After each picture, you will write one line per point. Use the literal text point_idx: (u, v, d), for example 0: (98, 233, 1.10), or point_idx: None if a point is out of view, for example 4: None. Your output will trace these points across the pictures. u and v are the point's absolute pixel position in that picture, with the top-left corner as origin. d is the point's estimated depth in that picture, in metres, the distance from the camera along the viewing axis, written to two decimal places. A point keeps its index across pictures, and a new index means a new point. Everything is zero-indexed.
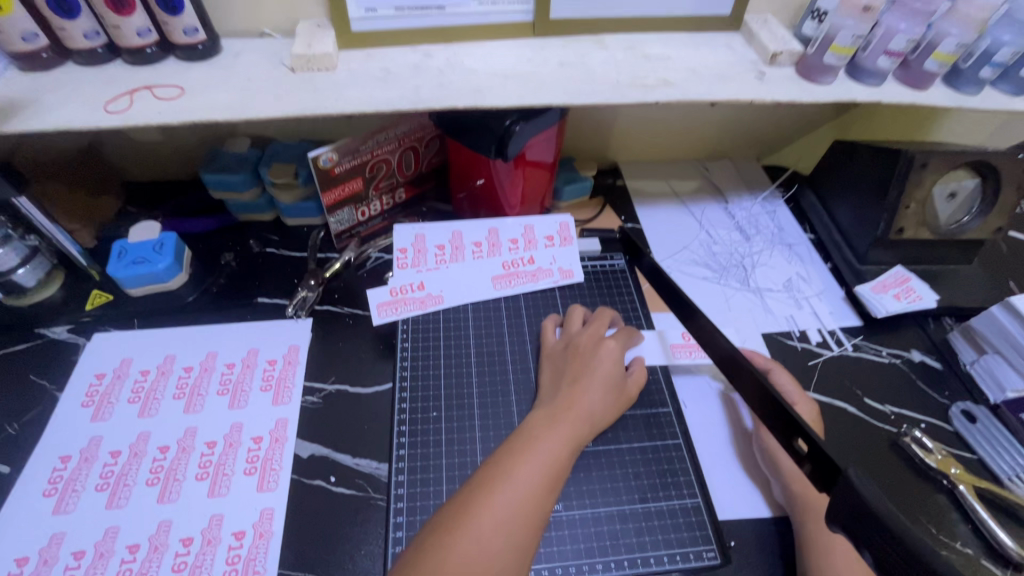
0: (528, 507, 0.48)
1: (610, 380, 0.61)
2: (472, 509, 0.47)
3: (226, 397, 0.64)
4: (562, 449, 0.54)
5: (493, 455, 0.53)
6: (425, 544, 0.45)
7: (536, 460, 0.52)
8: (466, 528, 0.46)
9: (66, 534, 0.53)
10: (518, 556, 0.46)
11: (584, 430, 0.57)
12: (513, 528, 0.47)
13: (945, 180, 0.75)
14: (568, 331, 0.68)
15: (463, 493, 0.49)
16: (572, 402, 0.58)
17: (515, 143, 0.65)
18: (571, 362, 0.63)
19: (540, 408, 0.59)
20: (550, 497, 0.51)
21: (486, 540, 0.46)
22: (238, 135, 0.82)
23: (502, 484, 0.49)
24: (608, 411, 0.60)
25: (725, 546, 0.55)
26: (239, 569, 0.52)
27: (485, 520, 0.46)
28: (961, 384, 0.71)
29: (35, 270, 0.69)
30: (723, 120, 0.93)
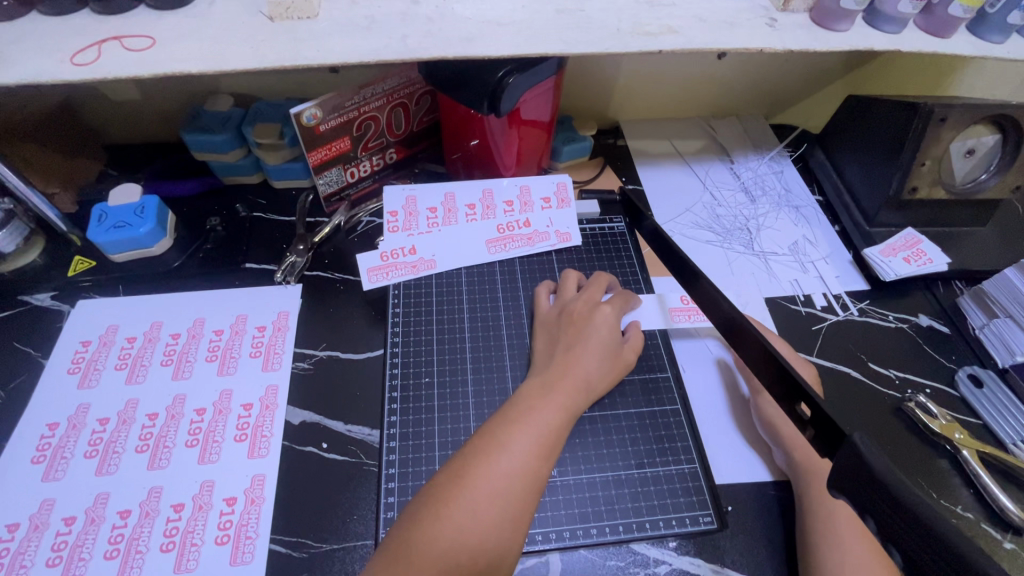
0: (524, 475, 0.48)
1: (606, 346, 0.59)
2: (466, 479, 0.46)
3: (215, 364, 0.62)
4: (559, 416, 0.53)
5: (488, 423, 0.52)
6: (419, 514, 0.45)
7: (532, 428, 0.51)
8: (461, 498, 0.45)
9: (56, 500, 0.53)
10: (514, 524, 0.46)
11: (580, 396, 0.55)
12: (509, 498, 0.46)
13: (963, 135, 0.70)
14: (563, 297, 0.65)
15: (457, 463, 0.48)
16: (568, 368, 0.57)
17: (508, 97, 0.61)
18: (566, 328, 0.61)
19: (535, 375, 0.57)
20: (547, 464, 0.50)
21: (481, 509, 0.45)
22: (220, 93, 0.78)
23: (496, 453, 0.48)
24: (604, 377, 0.58)
25: (722, 511, 0.54)
26: (231, 534, 0.52)
27: (479, 490, 0.46)
28: (968, 348, 0.69)
29: (12, 235, 0.66)
30: (729, 74, 0.88)
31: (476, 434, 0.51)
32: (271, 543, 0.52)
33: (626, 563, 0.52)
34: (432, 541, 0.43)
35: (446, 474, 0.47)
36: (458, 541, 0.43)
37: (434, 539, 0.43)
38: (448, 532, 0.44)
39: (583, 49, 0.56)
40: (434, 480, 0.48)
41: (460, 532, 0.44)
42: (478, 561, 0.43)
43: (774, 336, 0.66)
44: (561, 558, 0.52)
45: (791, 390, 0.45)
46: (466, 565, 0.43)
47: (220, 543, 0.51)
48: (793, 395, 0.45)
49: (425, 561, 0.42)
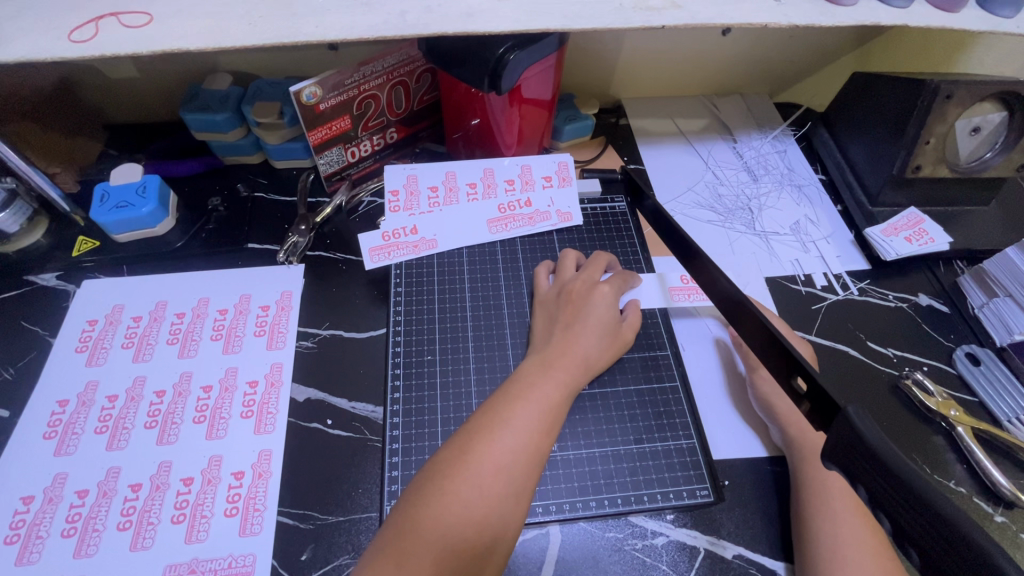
0: (527, 450, 0.49)
1: (605, 324, 0.60)
2: (470, 454, 0.47)
3: (220, 342, 0.63)
4: (559, 392, 0.54)
5: (490, 400, 0.53)
6: (425, 489, 0.46)
7: (533, 404, 0.52)
8: (465, 473, 0.46)
9: (69, 474, 0.54)
10: (518, 497, 0.47)
11: (580, 373, 0.56)
12: (513, 472, 0.47)
13: (969, 113, 0.69)
14: (561, 277, 0.65)
15: (460, 439, 0.49)
16: (568, 346, 0.57)
17: (509, 75, 0.60)
18: (566, 306, 0.61)
19: (535, 354, 0.58)
20: (548, 439, 0.51)
21: (485, 483, 0.46)
22: (219, 71, 0.77)
23: (499, 429, 0.49)
24: (603, 354, 0.59)
25: (718, 485, 0.55)
26: (240, 507, 0.53)
27: (483, 465, 0.47)
28: (967, 327, 0.70)
29: (15, 215, 0.66)
30: (734, 50, 0.87)
31: (478, 410, 0.52)
32: (279, 515, 0.53)
33: (625, 534, 0.53)
34: (439, 515, 0.44)
35: (450, 450, 0.48)
36: (464, 515, 0.45)
37: (440, 513, 0.44)
38: (454, 507, 0.45)
39: (585, 24, 0.55)
40: (438, 456, 0.49)
41: (465, 506, 0.45)
42: (484, 533, 0.45)
43: (773, 314, 0.66)
44: (560, 529, 0.53)
45: (788, 363, 0.45)
46: (472, 537, 0.44)
47: (229, 515, 0.53)
48: (789, 369, 0.45)
49: (432, 533, 0.43)
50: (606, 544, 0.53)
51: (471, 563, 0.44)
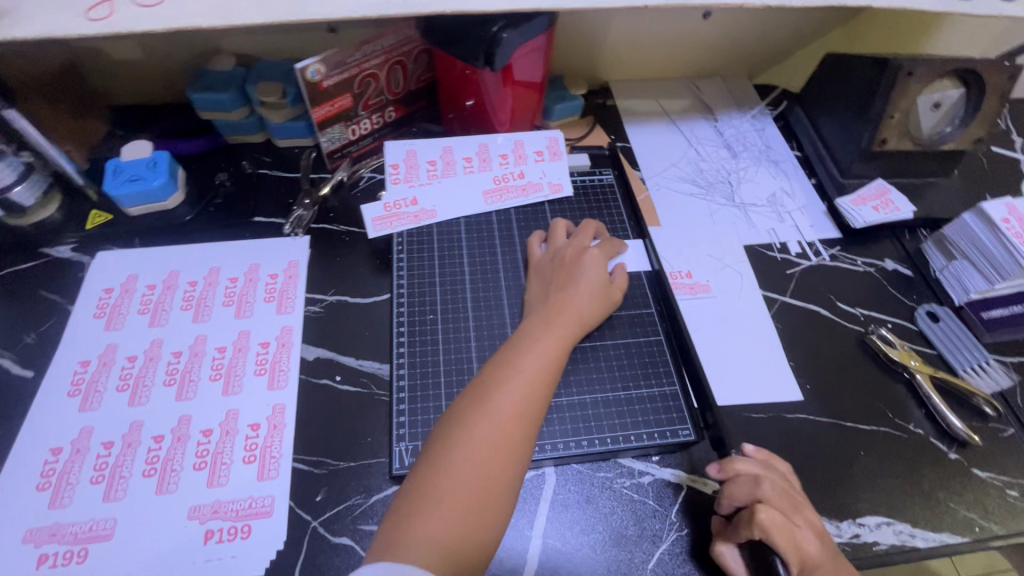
0: (538, 393, 0.52)
1: (597, 286, 0.64)
2: (490, 400, 0.50)
3: (231, 307, 0.67)
4: (560, 346, 0.57)
5: (497, 355, 0.56)
6: (451, 434, 0.48)
7: (539, 355, 0.55)
8: (486, 417, 0.49)
9: (94, 427, 0.58)
10: (531, 439, 0.50)
11: (577, 328, 0.61)
12: (529, 414, 0.51)
13: (929, 90, 0.75)
14: (553, 245, 0.69)
15: (476, 389, 0.52)
16: (564, 306, 0.61)
17: (502, 53, 0.64)
18: (559, 271, 0.66)
19: (532, 315, 0.62)
20: (555, 384, 0.55)
21: (505, 426, 0.49)
22: (222, 53, 0.80)
23: (512, 378, 0.52)
24: (596, 311, 0.63)
25: (699, 426, 0.60)
26: (257, 454, 0.57)
27: (502, 410, 0.50)
28: (929, 289, 0.75)
29: (32, 189, 0.69)
30: (714, 33, 0.92)
31: (489, 364, 0.55)
32: (294, 461, 0.58)
33: (614, 474, 0.58)
34: (465, 456, 0.47)
35: (468, 398, 0.51)
36: (490, 454, 0.48)
37: (468, 454, 0.47)
38: (479, 448, 0.47)
39: (573, 3, 0.59)
40: (457, 405, 0.51)
41: (490, 446, 0.48)
42: (507, 471, 0.48)
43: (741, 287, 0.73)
44: (555, 470, 0.58)
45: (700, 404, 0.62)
46: (496, 474, 0.47)
47: (248, 462, 0.57)
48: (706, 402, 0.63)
49: (462, 473, 0.46)
50: (597, 483, 0.58)
51: (497, 499, 0.47)
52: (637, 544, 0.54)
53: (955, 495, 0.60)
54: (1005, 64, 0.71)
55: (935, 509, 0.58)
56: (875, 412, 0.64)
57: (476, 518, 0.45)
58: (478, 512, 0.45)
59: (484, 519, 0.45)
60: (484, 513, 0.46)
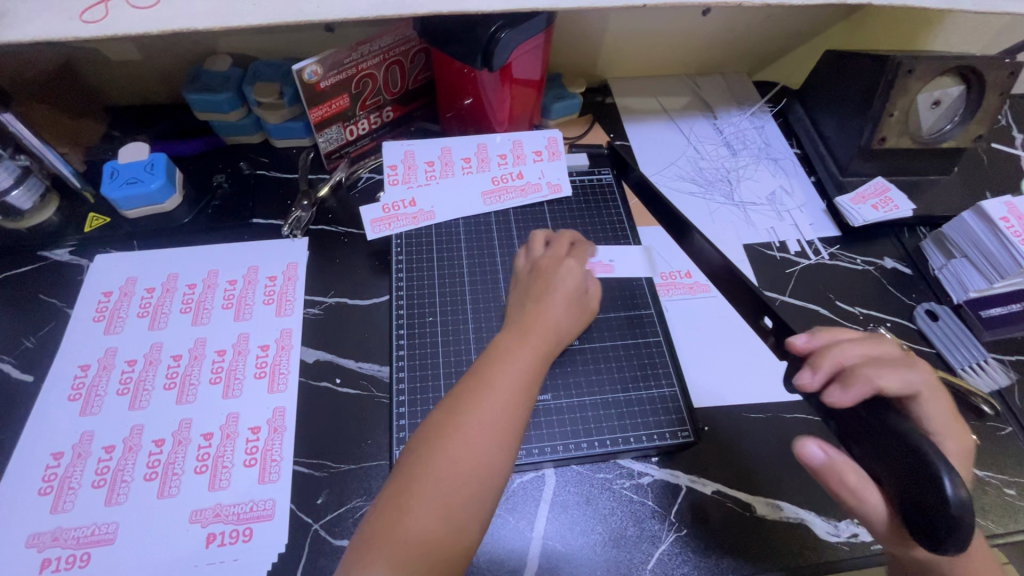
0: (514, 407, 0.51)
1: (574, 293, 0.63)
2: (462, 418, 0.49)
3: (231, 311, 0.67)
4: (537, 356, 0.56)
5: (471, 368, 0.55)
6: (421, 453, 0.48)
7: (514, 368, 0.54)
8: (454, 439, 0.48)
9: (95, 432, 0.58)
10: (501, 457, 0.49)
11: (555, 338, 0.60)
12: (503, 430, 0.50)
13: (929, 87, 0.75)
14: (531, 253, 0.68)
15: (447, 407, 0.51)
16: (541, 315, 0.60)
17: (500, 53, 0.64)
18: (536, 281, 0.64)
19: (510, 324, 0.60)
20: (532, 396, 0.54)
21: (474, 447, 0.48)
22: (219, 53, 0.80)
23: (483, 394, 0.51)
24: (573, 320, 0.63)
25: (698, 427, 0.60)
26: (258, 458, 0.57)
27: (472, 431, 0.48)
28: (928, 288, 0.75)
29: (29, 192, 0.69)
30: (714, 30, 0.91)
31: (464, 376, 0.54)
32: (295, 464, 0.58)
33: (614, 475, 0.59)
34: (431, 480, 0.46)
35: (441, 415, 0.50)
36: (462, 473, 0.47)
37: (439, 474, 0.47)
38: (446, 472, 0.47)
39: (572, 3, 0.59)
40: (427, 426, 0.50)
41: (462, 465, 0.47)
42: (475, 492, 0.47)
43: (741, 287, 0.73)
44: (555, 472, 0.58)
45: (757, 305, 0.57)
46: (465, 497, 0.47)
47: (248, 465, 0.57)
48: (758, 312, 0.58)
49: (433, 492, 0.46)
50: (597, 484, 0.58)
51: (466, 522, 0.46)
52: (637, 545, 0.55)
53: None
54: (1005, 62, 0.71)
55: None
56: None
57: (443, 543, 0.45)
58: (445, 538, 0.45)
59: (452, 544, 0.45)
60: (453, 537, 0.45)
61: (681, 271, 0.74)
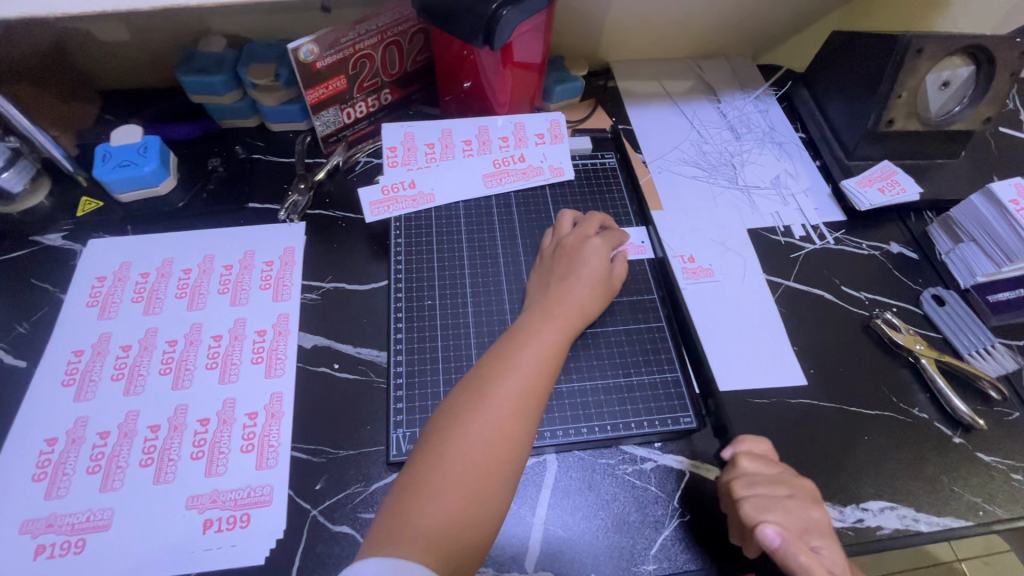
0: (536, 388, 0.52)
1: (598, 275, 0.63)
2: (485, 396, 0.50)
3: (227, 295, 0.66)
4: (559, 337, 0.57)
5: (494, 347, 0.55)
6: (445, 430, 0.48)
7: (539, 348, 0.54)
8: (482, 412, 0.49)
9: (89, 418, 0.57)
10: (526, 434, 0.50)
11: (577, 321, 0.59)
12: (525, 409, 0.50)
13: (938, 67, 0.73)
14: (558, 234, 0.68)
15: (473, 382, 0.51)
16: (564, 296, 0.60)
17: (502, 31, 0.62)
18: (561, 260, 0.64)
19: (534, 304, 0.61)
20: (553, 377, 0.54)
21: (501, 423, 0.49)
22: (213, 35, 0.78)
23: (508, 372, 0.52)
24: (596, 302, 0.62)
25: (701, 413, 0.60)
26: (255, 444, 0.57)
27: (499, 405, 0.49)
28: (935, 272, 0.74)
29: (19, 174, 0.68)
30: (718, 11, 0.89)
31: (486, 356, 0.55)
32: (292, 449, 0.57)
33: (616, 460, 0.58)
34: (460, 451, 0.47)
35: (464, 393, 0.51)
36: (484, 451, 0.47)
37: (462, 451, 0.47)
38: (473, 444, 0.47)
39: None
40: (455, 399, 0.51)
41: (484, 443, 0.47)
42: (499, 467, 0.47)
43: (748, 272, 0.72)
44: (556, 457, 0.58)
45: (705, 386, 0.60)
46: (491, 471, 0.47)
47: (247, 450, 0.56)
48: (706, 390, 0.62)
49: (456, 468, 0.46)
50: (599, 469, 0.57)
51: (489, 498, 0.46)
52: (639, 531, 0.54)
53: (960, 479, 0.59)
54: (1017, 41, 0.69)
55: (939, 492, 0.58)
56: (879, 397, 0.64)
57: (467, 517, 0.45)
58: (472, 509, 0.45)
59: (477, 518, 0.45)
60: (479, 511, 0.46)
61: (684, 255, 0.73)
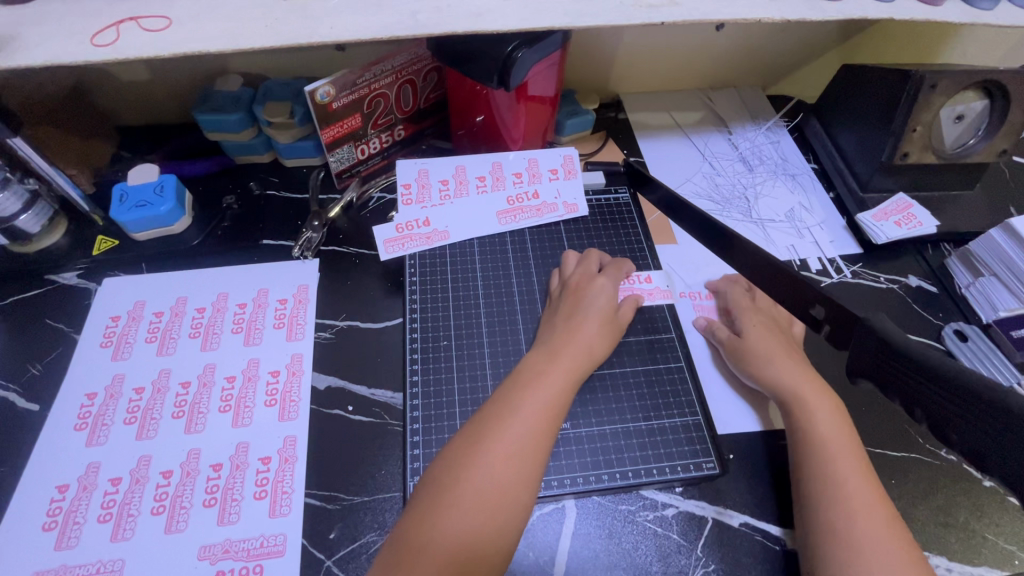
0: (536, 434, 0.51)
1: (605, 315, 0.62)
2: (481, 444, 0.49)
3: (241, 335, 0.65)
4: (564, 381, 0.56)
5: (497, 392, 0.55)
6: (440, 479, 0.48)
7: (542, 393, 0.53)
8: (477, 461, 0.48)
9: (101, 463, 0.56)
10: (528, 483, 0.48)
11: (584, 363, 0.58)
12: (523, 457, 0.49)
13: (952, 101, 0.72)
14: (563, 273, 0.69)
15: (472, 429, 0.51)
16: (571, 337, 0.60)
17: (517, 72, 0.62)
18: (568, 298, 0.64)
19: (540, 345, 0.60)
20: (557, 422, 0.53)
21: (496, 470, 0.48)
22: (229, 74, 0.79)
23: (508, 418, 0.51)
24: (605, 342, 0.61)
25: (723, 458, 0.58)
26: (269, 490, 0.55)
27: (495, 453, 0.48)
28: (955, 306, 0.73)
29: (39, 216, 0.68)
30: (728, 45, 0.90)
31: (489, 401, 0.54)
32: (306, 496, 0.56)
33: (637, 507, 0.56)
34: (459, 501, 0.46)
35: (462, 440, 0.50)
36: (477, 501, 0.46)
37: (455, 501, 0.46)
38: (472, 493, 0.46)
39: (588, 21, 0.57)
40: (452, 446, 0.50)
41: (478, 492, 0.46)
42: (500, 517, 0.46)
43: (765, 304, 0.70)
44: (575, 503, 0.56)
45: (807, 296, 0.54)
46: (491, 522, 0.46)
47: (259, 497, 0.55)
48: (807, 302, 0.54)
49: (446, 520, 0.45)
50: (620, 516, 0.56)
51: (488, 550, 0.45)
52: None
53: (992, 525, 0.57)
54: None
55: (971, 541, 0.56)
56: (906, 438, 0.62)
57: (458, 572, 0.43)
58: (463, 563, 0.44)
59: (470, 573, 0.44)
60: (471, 565, 0.44)
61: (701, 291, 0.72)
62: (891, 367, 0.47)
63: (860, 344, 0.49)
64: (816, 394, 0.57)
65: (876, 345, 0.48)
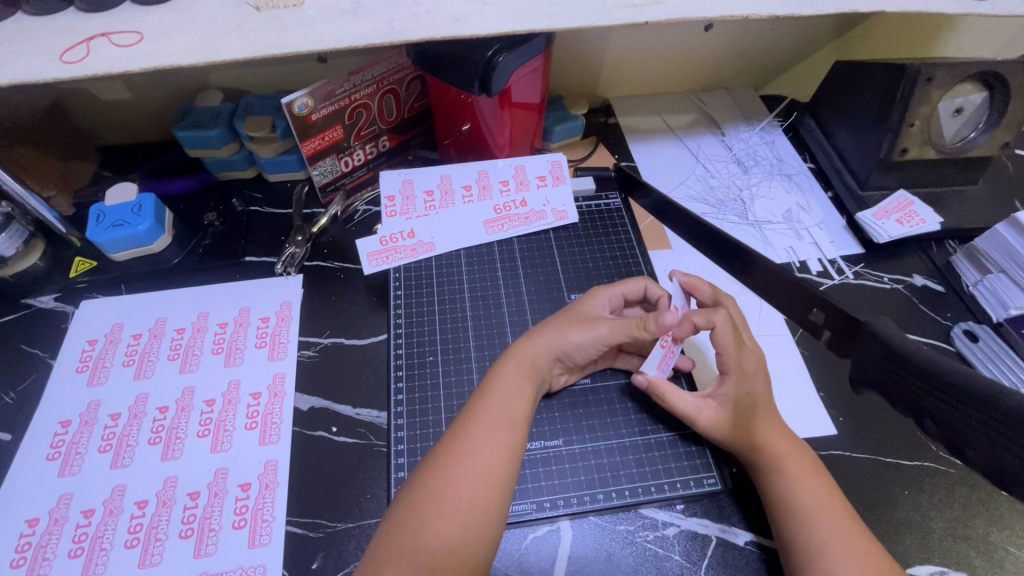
0: (501, 442, 0.48)
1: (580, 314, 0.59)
2: (444, 461, 0.47)
3: (221, 356, 0.63)
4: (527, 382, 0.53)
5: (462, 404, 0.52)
6: (403, 503, 0.45)
7: (504, 399, 0.51)
8: (441, 478, 0.46)
9: (73, 494, 0.54)
10: (499, 496, 0.46)
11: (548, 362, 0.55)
12: (490, 468, 0.47)
13: (950, 96, 0.71)
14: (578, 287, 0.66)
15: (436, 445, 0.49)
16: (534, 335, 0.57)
17: (499, 77, 0.61)
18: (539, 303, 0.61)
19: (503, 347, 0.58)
20: (522, 428, 0.50)
21: (463, 487, 0.45)
22: (210, 89, 0.78)
23: (472, 430, 0.48)
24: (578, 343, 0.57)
25: (726, 473, 0.55)
26: (248, 518, 0.53)
27: (460, 468, 0.46)
28: (963, 305, 0.70)
29: (12, 239, 0.66)
30: (717, 45, 0.89)
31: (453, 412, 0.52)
32: (287, 524, 0.53)
33: (636, 526, 0.53)
34: (429, 522, 0.44)
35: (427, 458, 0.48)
36: (444, 522, 0.44)
37: (419, 525, 0.44)
38: (449, 514, 0.44)
39: (571, 23, 0.55)
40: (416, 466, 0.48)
41: (443, 512, 0.44)
42: (475, 535, 0.44)
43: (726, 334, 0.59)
44: (571, 525, 0.53)
45: (807, 300, 0.53)
46: (464, 543, 0.43)
47: (238, 526, 0.52)
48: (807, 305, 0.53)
49: (412, 543, 0.43)
50: (619, 537, 0.53)
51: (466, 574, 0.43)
52: None
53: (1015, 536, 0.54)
54: None
55: (994, 554, 0.53)
56: (915, 445, 0.59)
57: None
58: None
59: None
60: None
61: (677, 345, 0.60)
62: (896, 379, 0.45)
63: (863, 352, 0.47)
64: (796, 459, 0.51)
65: (879, 352, 0.46)
